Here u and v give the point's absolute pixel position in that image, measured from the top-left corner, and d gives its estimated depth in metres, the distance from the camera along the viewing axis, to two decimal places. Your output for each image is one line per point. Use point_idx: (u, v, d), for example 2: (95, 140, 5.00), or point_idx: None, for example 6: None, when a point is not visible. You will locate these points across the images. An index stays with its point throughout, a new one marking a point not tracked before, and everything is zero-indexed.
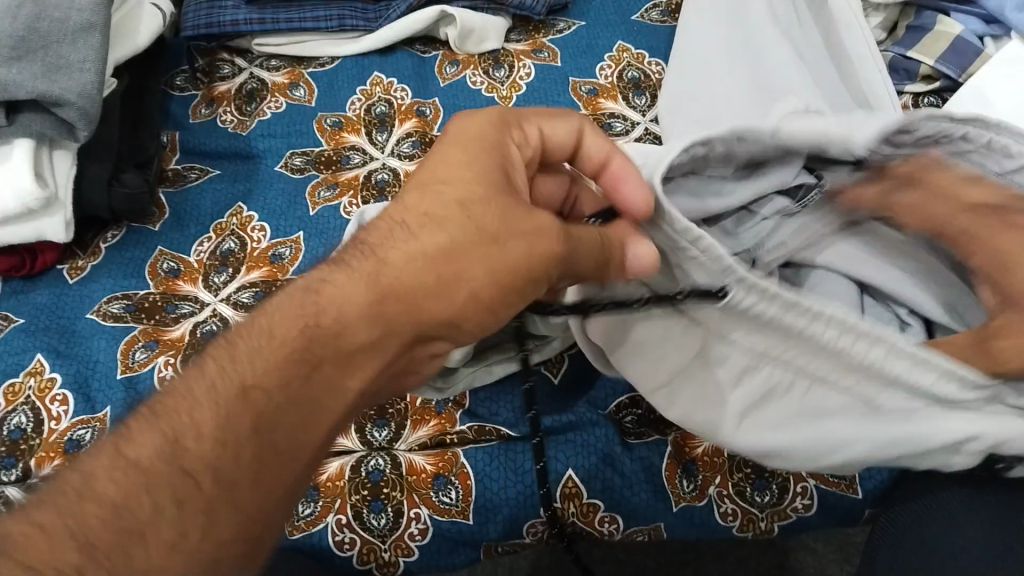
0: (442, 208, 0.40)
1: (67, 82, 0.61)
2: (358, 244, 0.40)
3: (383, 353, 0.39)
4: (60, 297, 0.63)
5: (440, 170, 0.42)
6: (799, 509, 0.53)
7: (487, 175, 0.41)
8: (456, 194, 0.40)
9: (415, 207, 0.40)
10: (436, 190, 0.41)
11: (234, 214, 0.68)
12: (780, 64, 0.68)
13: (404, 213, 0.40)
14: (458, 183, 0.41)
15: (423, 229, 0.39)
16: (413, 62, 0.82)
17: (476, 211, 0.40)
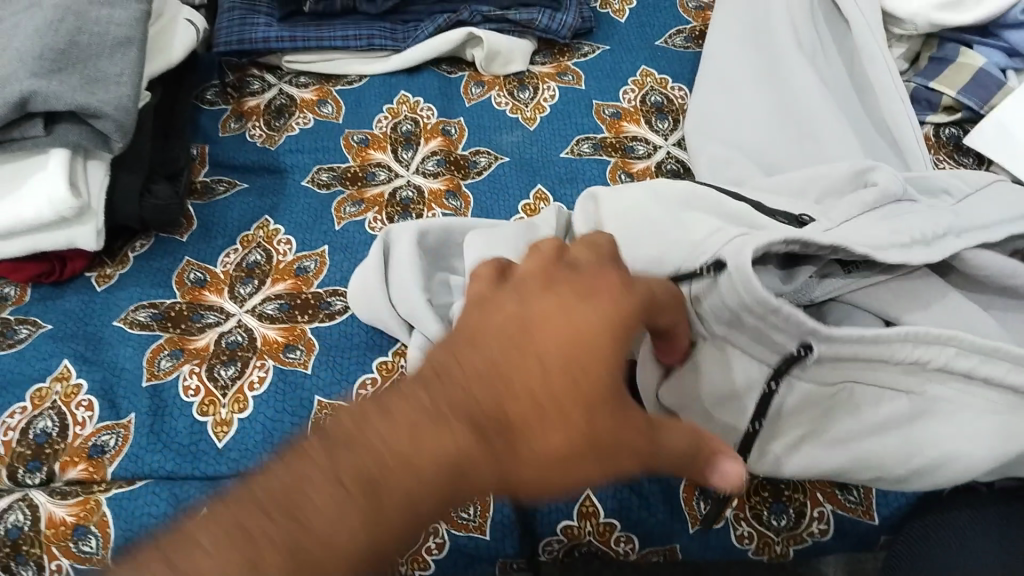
0: (553, 391, 0.37)
1: (104, 95, 0.63)
2: (466, 398, 0.37)
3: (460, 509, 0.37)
4: (88, 305, 0.64)
5: (546, 331, 0.38)
6: (816, 534, 0.53)
7: (602, 360, 0.37)
8: (567, 375, 0.37)
9: (519, 377, 0.37)
10: (547, 361, 0.37)
11: (261, 227, 0.70)
12: (807, 95, 0.69)
13: (512, 375, 0.37)
14: (571, 361, 0.37)
15: (535, 412, 0.37)
16: (439, 81, 0.84)
17: (585, 407, 0.37)
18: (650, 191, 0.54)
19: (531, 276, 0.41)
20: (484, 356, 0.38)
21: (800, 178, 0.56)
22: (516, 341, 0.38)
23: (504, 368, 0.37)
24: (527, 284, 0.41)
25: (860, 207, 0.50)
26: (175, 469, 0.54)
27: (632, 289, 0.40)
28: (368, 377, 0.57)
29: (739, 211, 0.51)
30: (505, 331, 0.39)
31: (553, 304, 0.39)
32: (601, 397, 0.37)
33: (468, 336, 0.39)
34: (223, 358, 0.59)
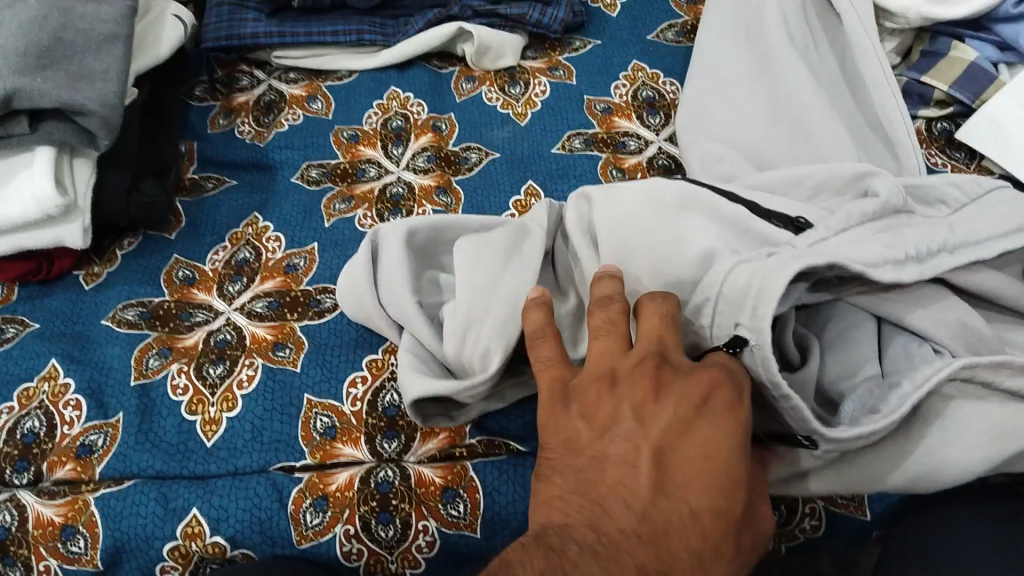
0: (705, 520, 0.40)
1: (90, 92, 0.62)
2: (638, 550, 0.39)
3: None
4: (76, 304, 0.64)
5: (675, 464, 0.41)
6: (807, 531, 0.53)
7: (736, 473, 0.41)
8: (712, 501, 0.40)
9: (664, 511, 0.40)
10: (688, 491, 0.40)
11: (250, 224, 0.69)
12: (800, 90, 0.68)
13: (667, 519, 0.40)
14: (709, 486, 0.40)
15: (699, 545, 0.39)
16: (430, 77, 0.83)
17: (734, 523, 0.40)
18: (647, 191, 0.53)
19: (627, 386, 0.43)
20: (628, 494, 0.40)
21: (793, 171, 0.56)
22: (652, 480, 0.40)
23: (656, 511, 0.40)
24: (627, 399, 0.43)
25: (860, 217, 0.49)
26: (162, 469, 0.53)
27: (731, 378, 0.42)
28: (358, 375, 0.56)
29: (736, 215, 0.51)
30: (636, 466, 0.41)
31: (666, 422, 0.42)
32: (738, 505, 0.40)
33: (597, 480, 0.41)
34: (212, 357, 0.58)
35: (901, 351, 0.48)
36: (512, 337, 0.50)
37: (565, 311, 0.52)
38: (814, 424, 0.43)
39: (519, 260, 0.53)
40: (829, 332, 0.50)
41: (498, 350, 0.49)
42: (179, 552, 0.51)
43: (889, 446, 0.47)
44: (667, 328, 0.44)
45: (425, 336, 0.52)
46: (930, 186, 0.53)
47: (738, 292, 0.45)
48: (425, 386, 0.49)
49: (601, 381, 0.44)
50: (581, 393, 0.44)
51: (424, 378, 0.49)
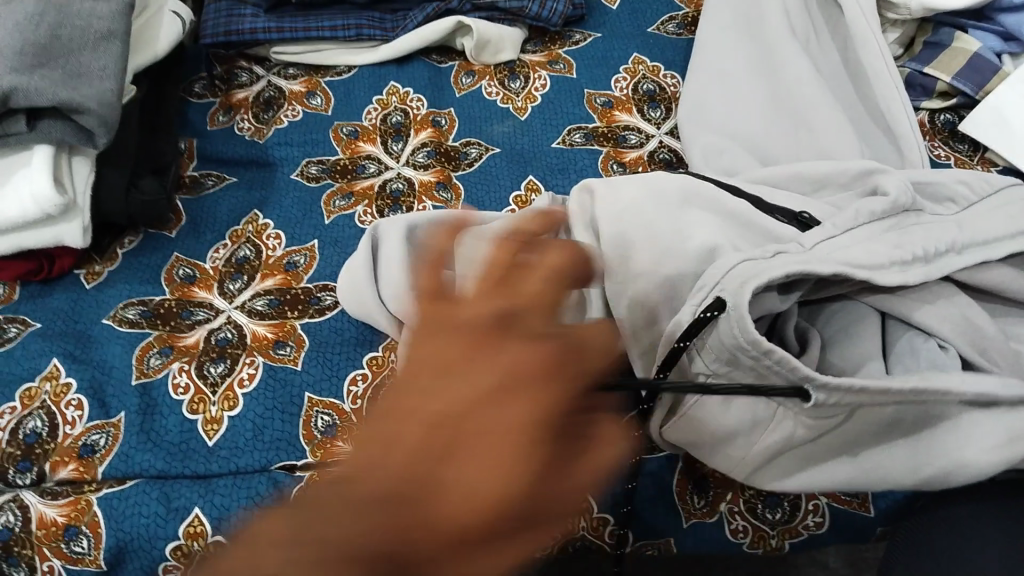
0: (477, 501, 0.30)
1: (87, 90, 0.62)
2: (377, 507, 0.30)
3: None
4: (76, 303, 0.64)
5: (473, 431, 0.32)
6: (811, 527, 0.53)
7: (529, 451, 0.32)
8: (499, 481, 0.31)
9: (437, 494, 0.31)
10: (471, 467, 0.31)
11: (250, 222, 0.69)
12: (801, 83, 0.68)
13: (427, 490, 0.31)
14: (491, 457, 0.31)
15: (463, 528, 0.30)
16: (429, 71, 0.83)
17: (502, 517, 0.31)
18: (647, 184, 0.52)
19: (457, 333, 0.35)
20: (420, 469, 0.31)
21: (798, 167, 0.55)
22: (441, 441, 0.32)
23: (416, 477, 0.31)
24: (451, 347, 0.35)
25: (869, 216, 0.47)
26: (165, 468, 0.53)
27: (584, 347, 0.35)
28: (358, 373, 0.57)
29: (738, 210, 0.50)
30: (425, 434, 0.32)
31: (483, 384, 0.33)
32: (531, 487, 0.31)
33: (399, 435, 0.32)
34: (212, 356, 0.58)
35: (904, 344, 0.48)
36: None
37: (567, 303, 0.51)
38: (803, 373, 0.41)
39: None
40: (831, 326, 0.50)
41: None
42: (182, 551, 0.51)
43: (897, 442, 0.46)
44: (553, 283, 0.38)
45: None
46: (939, 184, 0.52)
47: (737, 279, 0.42)
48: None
49: (440, 325, 0.36)
50: (430, 327, 0.37)
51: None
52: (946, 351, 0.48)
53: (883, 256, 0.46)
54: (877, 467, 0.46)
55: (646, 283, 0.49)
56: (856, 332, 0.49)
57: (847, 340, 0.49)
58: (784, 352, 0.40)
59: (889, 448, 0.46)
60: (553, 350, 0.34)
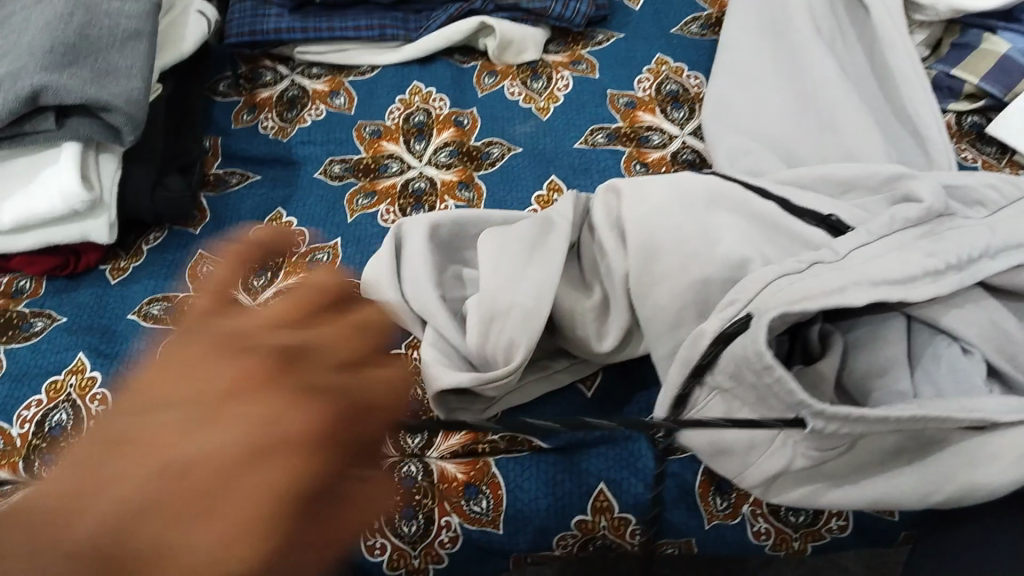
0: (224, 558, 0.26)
1: (115, 88, 0.63)
2: (82, 567, 0.26)
3: None
4: (102, 298, 0.64)
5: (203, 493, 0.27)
6: (835, 531, 0.53)
7: (274, 508, 0.27)
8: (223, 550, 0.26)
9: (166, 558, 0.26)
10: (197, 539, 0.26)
11: (274, 219, 0.69)
12: (828, 83, 0.67)
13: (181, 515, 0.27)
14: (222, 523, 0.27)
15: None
16: (452, 72, 0.83)
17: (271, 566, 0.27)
18: (675, 186, 0.52)
19: (251, 362, 0.32)
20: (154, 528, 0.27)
21: (825, 169, 0.55)
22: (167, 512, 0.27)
23: (122, 541, 0.26)
24: (215, 384, 0.31)
25: (903, 223, 0.47)
26: None
27: (378, 398, 0.33)
28: None
29: (766, 212, 0.50)
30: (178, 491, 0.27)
31: (236, 416, 0.30)
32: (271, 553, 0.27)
33: (65, 504, 0.27)
34: None
35: (929, 351, 0.47)
36: (539, 330, 0.49)
37: (591, 308, 0.52)
38: (802, 397, 0.39)
39: (543, 257, 0.52)
40: (856, 332, 0.49)
41: (523, 343, 0.49)
42: None
43: (906, 467, 0.45)
44: (359, 332, 0.37)
45: (448, 332, 0.52)
46: (967, 186, 0.52)
47: (774, 298, 0.42)
48: (450, 377, 0.49)
49: (229, 343, 0.33)
50: (219, 331, 0.34)
51: (450, 374, 0.49)
52: (971, 356, 0.47)
53: (912, 259, 0.45)
54: (885, 485, 0.45)
55: (672, 283, 0.48)
56: (880, 340, 0.48)
57: (872, 347, 0.48)
58: (785, 371, 0.39)
59: (894, 474, 0.45)
60: (339, 401, 0.31)
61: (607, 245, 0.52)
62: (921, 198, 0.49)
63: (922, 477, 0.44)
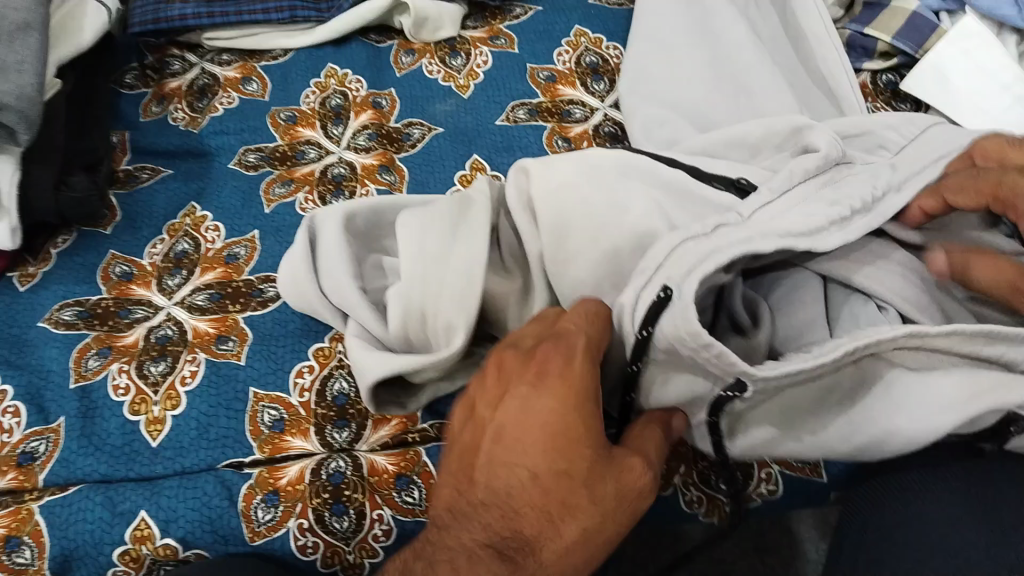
0: (642, 503, 0.41)
1: (6, 86, 0.60)
2: None
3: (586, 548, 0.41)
4: (10, 307, 0.61)
5: (634, 467, 0.41)
6: (765, 495, 0.53)
7: None
8: (582, 562, 0.41)
9: (551, 550, 0.40)
10: (635, 459, 0.41)
11: (188, 214, 0.67)
12: (741, 50, 0.68)
13: (565, 475, 0.40)
14: (627, 501, 0.41)
15: (599, 542, 0.40)
16: (368, 52, 0.81)
17: None
18: (584, 160, 0.51)
19: None
20: (540, 537, 0.40)
21: (733, 134, 0.56)
22: (565, 473, 0.40)
23: None
24: None
25: (802, 175, 0.47)
26: (108, 472, 0.52)
27: None
28: (304, 365, 0.55)
29: (675, 179, 0.51)
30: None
31: None
32: None
33: None
34: (152, 354, 0.56)
35: (846, 311, 0.48)
36: (472, 307, 0.48)
37: (512, 289, 0.52)
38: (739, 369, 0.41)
39: (464, 233, 0.51)
40: (777, 293, 0.50)
41: (461, 326, 0.48)
42: (130, 556, 0.49)
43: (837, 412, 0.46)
44: None
45: (369, 322, 0.51)
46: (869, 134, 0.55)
47: (683, 266, 0.43)
48: (384, 366, 0.48)
49: None
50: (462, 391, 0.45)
51: (382, 360, 0.49)
52: (886, 312, 0.47)
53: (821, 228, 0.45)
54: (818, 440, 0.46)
55: (584, 262, 0.49)
56: (800, 311, 0.49)
57: (789, 313, 0.49)
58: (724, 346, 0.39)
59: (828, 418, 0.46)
60: None
61: (522, 226, 0.51)
62: (818, 147, 0.49)
63: (855, 424, 0.45)
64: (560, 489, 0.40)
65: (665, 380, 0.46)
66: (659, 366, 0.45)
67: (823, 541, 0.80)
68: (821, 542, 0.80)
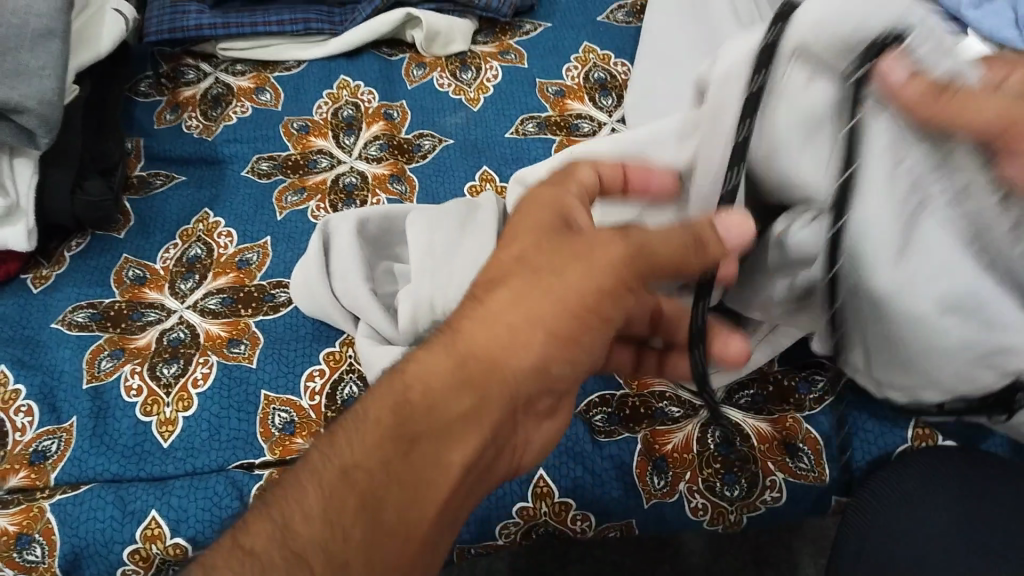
0: (600, 269, 0.38)
1: (26, 89, 0.61)
2: None
3: (546, 352, 0.39)
4: (25, 307, 0.62)
5: (594, 245, 0.38)
6: (769, 502, 0.53)
7: None
8: (534, 347, 0.38)
9: (474, 325, 0.39)
10: (602, 232, 0.38)
11: (201, 221, 0.68)
12: None
13: (533, 266, 0.39)
14: (571, 272, 0.38)
15: (549, 324, 0.38)
16: (380, 65, 0.82)
17: None
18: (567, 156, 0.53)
19: None
20: (463, 314, 0.40)
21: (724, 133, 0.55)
22: (528, 260, 0.39)
23: None
24: None
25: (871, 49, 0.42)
26: (120, 472, 0.52)
27: None
28: (315, 369, 0.55)
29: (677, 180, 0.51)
30: (380, 438, 0.37)
31: None
32: None
33: None
34: (164, 357, 0.57)
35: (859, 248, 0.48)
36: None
37: None
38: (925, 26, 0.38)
39: (472, 229, 0.52)
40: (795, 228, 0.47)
41: None
42: (140, 555, 0.50)
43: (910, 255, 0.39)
44: None
45: (381, 324, 0.52)
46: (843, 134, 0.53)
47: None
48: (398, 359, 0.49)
49: None
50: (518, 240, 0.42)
51: (395, 354, 0.49)
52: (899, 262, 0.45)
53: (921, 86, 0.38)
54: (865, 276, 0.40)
55: None
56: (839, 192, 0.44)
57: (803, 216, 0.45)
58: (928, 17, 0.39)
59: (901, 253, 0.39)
60: None
61: None
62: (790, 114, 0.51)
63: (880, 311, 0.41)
64: (493, 277, 0.40)
65: (803, 87, 0.40)
66: (798, 63, 0.40)
67: (823, 556, 0.79)
68: (820, 557, 0.79)
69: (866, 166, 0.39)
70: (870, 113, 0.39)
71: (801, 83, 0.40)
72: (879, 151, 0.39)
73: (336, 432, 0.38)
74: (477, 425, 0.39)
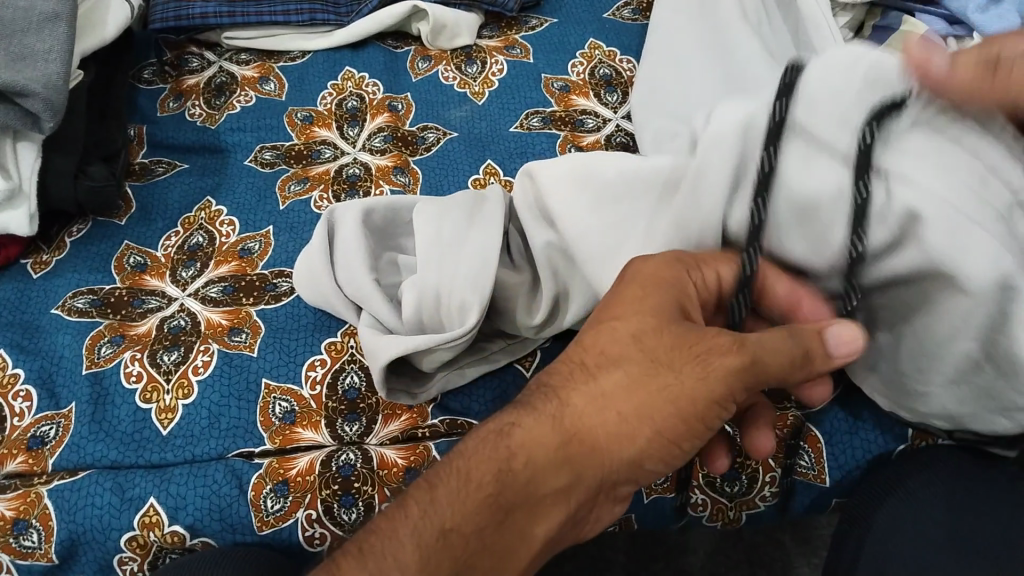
0: (717, 377, 0.39)
1: (32, 73, 0.61)
2: None
3: (643, 438, 0.40)
4: (24, 292, 0.62)
5: (715, 343, 0.40)
6: (766, 497, 0.53)
7: None
8: (647, 439, 0.40)
9: (585, 402, 0.41)
10: (721, 339, 0.40)
11: (203, 208, 0.68)
12: (753, 64, 0.68)
13: (653, 357, 0.40)
14: (686, 369, 0.40)
15: (659, 419, 0.40)
16: (385, 57, 0.82)
17: None
18: (587, 163, 0.51)
19: None
20: (572, 384, 0.41)
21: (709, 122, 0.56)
22: (640, 336, 0.41)
23: None
24: None
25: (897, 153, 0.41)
26: (118, 459, 0.52)
27: None
28: (316, 359, 0.55)
29: None
30: (476, 502, 0.39)
31: None
32: None
33: None
34: (165, 344, 0.57)
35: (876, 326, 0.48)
36: (487, 290, 0.49)
37: (521, 285, 0.52)
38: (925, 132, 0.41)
39: (479, 221, 0.52)
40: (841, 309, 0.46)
41: (476, 305, 0.49)
42: (138, 542, 0.51)
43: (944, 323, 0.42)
44: None
45: (383, 313, 0.51)
46: None
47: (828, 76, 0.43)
48: (398, 347, 0.49)
49: None
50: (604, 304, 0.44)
51: (395, 343, 0.49)
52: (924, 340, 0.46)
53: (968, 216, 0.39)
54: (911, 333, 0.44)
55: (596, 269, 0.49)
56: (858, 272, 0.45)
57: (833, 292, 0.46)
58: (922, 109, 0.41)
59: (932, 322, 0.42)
60: None
61: (528, 225, 0.52)
62: None
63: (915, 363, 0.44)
64: (600, 352, 0.41)
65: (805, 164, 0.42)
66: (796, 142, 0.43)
67: (817, 556, 0.79)
68: (814, 558, 0.79)
69: (956, 199, 0.39)
70: (938, 152, 0.40)
71: (848, 121, 0.42)
72: (963, 185, 0.40)
73: (437, 488, 0.40)
74: (570, 501, 0.41)
